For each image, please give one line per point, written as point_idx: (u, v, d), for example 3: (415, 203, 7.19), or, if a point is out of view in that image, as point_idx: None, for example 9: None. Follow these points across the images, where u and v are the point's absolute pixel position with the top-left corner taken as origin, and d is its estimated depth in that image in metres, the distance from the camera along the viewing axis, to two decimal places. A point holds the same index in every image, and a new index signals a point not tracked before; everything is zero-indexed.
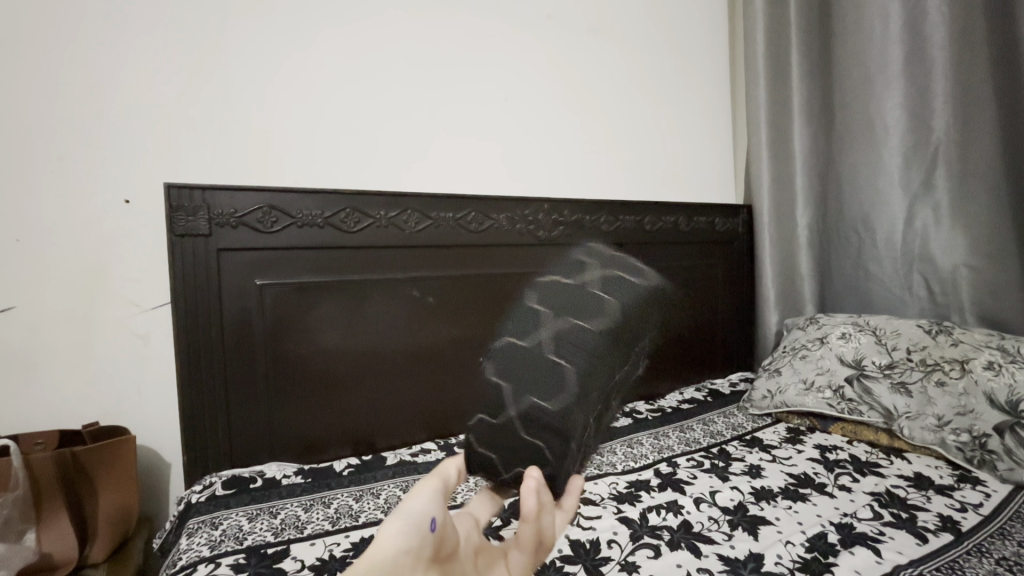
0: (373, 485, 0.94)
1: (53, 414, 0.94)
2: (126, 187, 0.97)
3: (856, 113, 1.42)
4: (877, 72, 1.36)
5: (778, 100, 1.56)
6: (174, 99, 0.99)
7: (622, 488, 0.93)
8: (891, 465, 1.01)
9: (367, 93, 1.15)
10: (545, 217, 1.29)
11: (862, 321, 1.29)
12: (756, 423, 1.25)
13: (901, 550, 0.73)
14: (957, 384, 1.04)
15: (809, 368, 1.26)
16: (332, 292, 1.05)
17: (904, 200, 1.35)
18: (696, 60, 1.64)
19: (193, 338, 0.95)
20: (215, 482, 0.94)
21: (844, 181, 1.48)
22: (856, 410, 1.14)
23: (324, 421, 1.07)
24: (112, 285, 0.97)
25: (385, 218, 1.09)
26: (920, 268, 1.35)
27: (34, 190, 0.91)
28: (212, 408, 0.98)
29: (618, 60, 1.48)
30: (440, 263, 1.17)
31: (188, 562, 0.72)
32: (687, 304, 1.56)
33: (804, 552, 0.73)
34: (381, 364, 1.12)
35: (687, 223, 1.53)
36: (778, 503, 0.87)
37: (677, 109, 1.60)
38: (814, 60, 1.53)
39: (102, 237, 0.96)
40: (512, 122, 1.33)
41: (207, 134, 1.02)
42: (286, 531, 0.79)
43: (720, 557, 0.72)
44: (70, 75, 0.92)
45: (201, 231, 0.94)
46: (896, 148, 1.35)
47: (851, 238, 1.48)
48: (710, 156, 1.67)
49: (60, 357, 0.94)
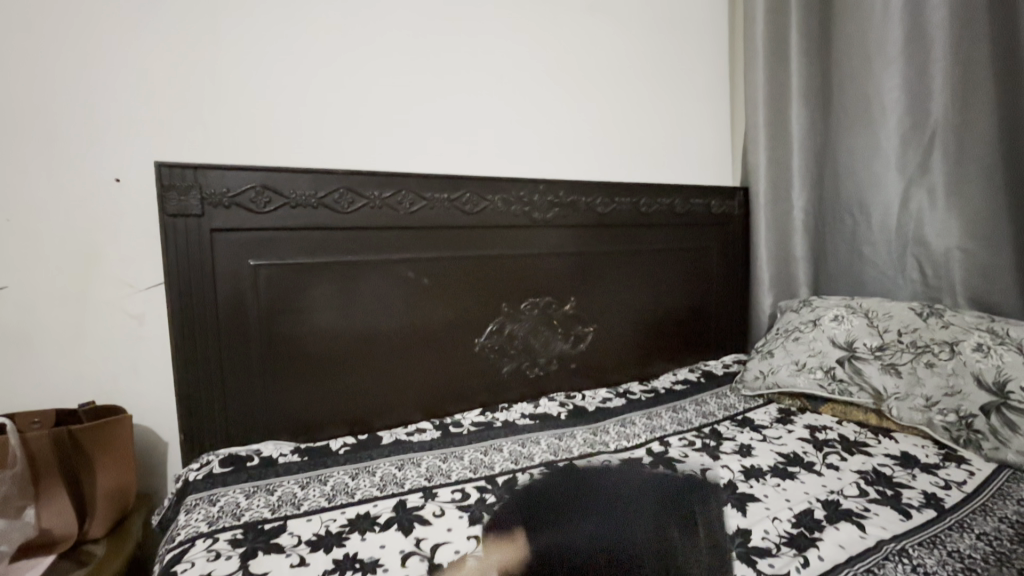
0: (369, 463, 0.96)
1: (48, 393, 0.95)
2: (117, 165, 0.96)
3: (855, 94, 1.41)
4: (877, 53, 1.35)
5: (778, 80, 1.53)
6: (163, 75, 0.97)
7: (614, 466, 0.95)
8: (879, 445, 1.02)
9: (361, 70, 1.13)
10: (540, 198, 1.28)
11: (854, 303, 1.29)
12: (748, 404, 1.27)
13: (884, 526, 0.75)
14: (946, 365, 1.06)
15: (802, 349, 1.27)
16: (326, 273, 1.05)
17: (900, 182, 1.35)
18: (696, 38, 1.61)
19: (188, 318, 0.96)
20: (212, 461, 0.95)
21: (840, 163, 1.47)
22: (846, 391, 1.16)
23: (320, 401, 1.08)
24: (106, 264, 0.96)
25: (379, 199, 1.09)
26: (913, 251, 1.35)
27: (24, 168, 0.90)
28: (210, 387, 0.98)
29: (617, 37, 1.46)
30: (435, 243, 1.16)
31: (186, 537, 0.73)
32: (682, 286, 1.56)
33: (790, 527, 0.75)
34: (377, 344, 1.12)
35: (683, 206, 1.53)
36: (767, 481, 0.89)
37: (676, 88, 1.58)
38: (814, 39, 1.51)
39: (94, 217, 0.95)
40: (509, 102, 1.31)
41: (197, 111, 1.00)
42: (283, 507, 0.80)
43: (708, 532, 0.74)
44: (58, 50, 0.91)
45: (194, 211, 0.93)
46: (894, 131, 1.35)
47: (846, 220, 1.48)
48: (708, 137, 1.66)
49: (54, 337, 0.94)
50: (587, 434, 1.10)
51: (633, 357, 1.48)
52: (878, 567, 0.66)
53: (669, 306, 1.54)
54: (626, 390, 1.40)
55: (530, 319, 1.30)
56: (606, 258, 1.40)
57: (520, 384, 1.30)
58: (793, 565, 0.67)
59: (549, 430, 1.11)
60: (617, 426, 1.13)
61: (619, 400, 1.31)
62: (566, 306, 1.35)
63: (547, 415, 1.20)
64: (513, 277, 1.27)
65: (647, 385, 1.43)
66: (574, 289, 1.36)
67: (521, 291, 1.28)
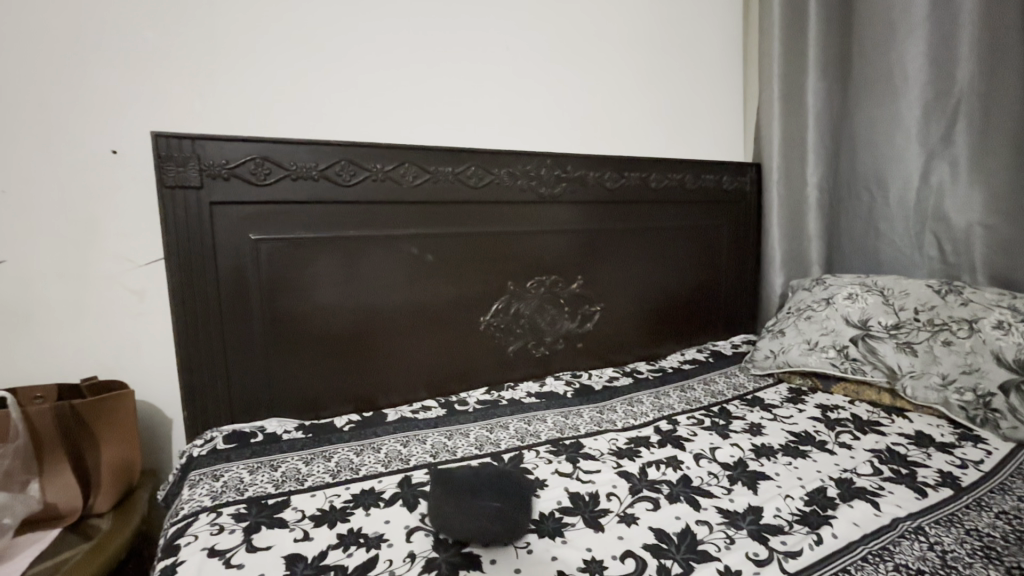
0: (373, 440, 0.95)
1: (50, 369, 0.94)
2: (112, 137, 0.93)
3: (875, 64, 1.36)
4: (899, 20, 1.29)
5: (795, 50, 1.48)
6: (157, 43, 0.94)
7: (622, 444, 0.93)
8: (892, 424, 1.00)
9: (362, 38, 1.09)
10: (547, 173, 1.25)
11: (870, 281, 1.25)
12: (758, 384, 1.24)
13: (900, 504, 0.73)
14: (964, 343, 1.03)
15: (814, 329, 1.24)
16: (328, 248, 1.03)
17: (920, 156, 1.30)
18: (708, 8, 1.55)
19: (189, 294, 0.94)
20: (215, 437, 0.94)
21: (857, 138, 1.42)
22: (860, 370, 1.14)
23: (324, 378, 1.07)
24: (104, 239, 0.95)
25: (382, 172, 1.06)
26: (932, 228, 1.31)
27: (16, 139, 0.87)
28: (213, 363, 0.97)
29: (625, 6, 1.40)
30: (439, 219, 1.14)
31: (189, 511, 0.73)
32: (691, 265, 1.53)
33: (803, 505, 0.74)
34: (381, 321, 1.11)
35: (694, 182, 1.49)
36: (778, 459, 0.87)
37: (684, 60, 1.52)
38: (833, 7, 1.45)
39: (90, 190, 0.93)
40: (514, 73, 1.27)
41: (194, 82, 0.97)
42: (287, 483, 0.79)
43: (719, 510, 0.73)
44: (44, 13, 0.87)
45: (193, 182, 0.91)
46: (915, 103, 1.30)
47: (863, 196, 1.43)
48: (719, 110, 1.61)
49: (54, 313, 0.93)
50: (593, 412, 1.08)
51: (641, 337, 1.46)
52: (894, 545, 0.64)
53: (677, 285, 1.51)
54: (633, 369, 1.38)
55: (536, 297, 1.28)
56: (614, 236, 1.37)
57: (526, 363, 1.29)
58: (806, 542, 0.65)
59: (556, 409, 1.09)
60: (625, 405, 1.12)
61: (626, 379, 1.29)
62: (573, 284, 1.33)
63: (553, 393, 1.18)
64: (518, 254, 1.24)
65: (654, 365, 1.41)
66: (581, 267, 1.33)
67: (527, 269, 1.26)
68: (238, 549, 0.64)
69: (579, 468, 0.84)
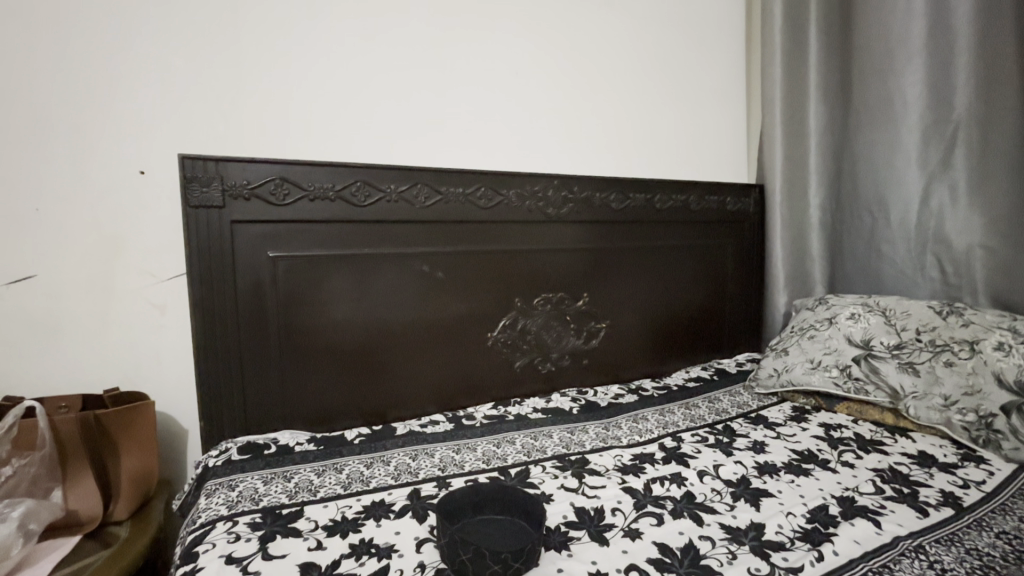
0: (383, 453, 0.97)
1: (73, 379, 0.97)
2: (140, 158, 0.98)
3: (874, 89, 1.39)
4: (898, 48, 1.33)
5: (796, 75, 1.52)
6: (185, 71, 0.99)
7: (627, 460, 0.95)
8: (895, 444, 1.01)
9: (378, 65, 1.14)
10: (554, 194, 1.28)
11: (872, 301, 1.27)
12: (762, 402, 1.25)
13: (901, 523, 0.74)
14: (966, 364, 1.05)
15: (817, 348, 1.26)
16: (342, 265, 1.07)
17: (920, 179, 1.33)
18: (711, 35, 1.60)
19: (208, 308, 0.98)
20: (230, 448, 0.97)
21: (859, 160, 1.45)
22: (862, 389, 1.15)
23: (335, 391, 1.09)
24: (130, 255, 0.99)
25: (396, 192, 1.10)
26: (933, 249, 1.33)
27: (51, 160, 0.92)
28: (228, 376, 1.00)
29: (628, 35, 1.45)
30: (449, 238, 1.17)
31: (206, 520, 0.75)
32: (696, 283, 1.55)
33: (805, 523, 0.75)
34: (391, 336, 1.14)
35: (698, 203, 1.52)
36: (781, 477, 0.89)
37: (688, 85, 1.57)
38: (833, 34, 1.49)
39: (118, 209, 0.97)
40: (523, 98, 1.31)
41: (219, 106, 1.02)
42: (300, 493, 0.82)
43: (722, 526, 0.74)
44: (81, 43, 0.92)
45: (215, 202, 0.95)
46: (915, 127, 1.33)
47: (865, 218, 1.46)
48: (723, 133, 1.65)
49: (80, 325, 0.97)
50: (599, 428, 1.10)
51: (645, 354, 1.48)
52: (894, 563, 0.66)
53: (682, 304, 1.53)
54: (638, 387, 1.39)
55: (542, 314, 1.31)
56: (619, 255, 1.40)
57: (532, 379, 1.31)
58: (807, 559, 0.66)
59: (561, 425, 1.11)
60: (629, 422, 1.13)
61: (631, 397, 1.31)
62: (579, 302, 1.35)
63: (559, 409, 1.20)
64: (525, 273, 1.27)
65: (659, 382, 1.43)
66: (586, 285, 1.36)
67: (534, 286, 1.29)
68: (254, 557, 0.66)
69: (584, 484, 0.86)
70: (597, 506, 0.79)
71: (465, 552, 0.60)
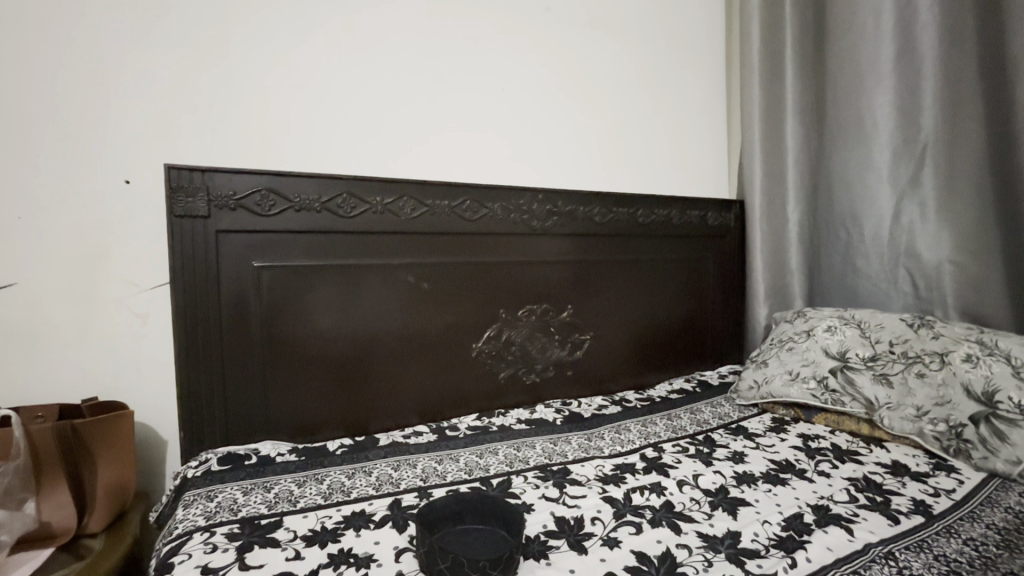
0: (365, 464, 0.97)
1: (49, 389, 0.96)
2: (127, 167, 0.98)
3: (848, 108, 1.44)
4: (868, 70, 1.39)
5: (774, 95, 1.57)
6: (175, 82, 1.01)
7: (608, 470, 0.96)
8: (870, 454, 1.04)
9: (370, 80, 1.17)
10: (539, 207, 1.31)
11: (847, 314, 1.30)
12: (742, 413, 1.27)
13: (872, 530, 0.76)
14: (936, 375, 1.08)
15: (795, 360, 1.28)
16: (328, 276, 1.07)
17: (892, 196, 1.38)
18: (694, 54, 1.65)
19: (191, 318, 0.97)
20: (210, 459, 0.96)
21: (834, 177, 1.50)
22: (838, 400, 1.17)
23: (318, 401, 1.09)
24: (114, 263, 0.99)
25: (382, 204, 1.11)
26: (905, 264, 1.37)
27: (35, 168, 0.93)
28: (210, 386, 1.00)
29: (616, 54, 1.50)
30: (435, 249, 1.19)
31: (183, 530, 0.74)
32: (678, 295, 1.58)
33: (780, 530, 0.76)
34: (376, 347, 1.14)
35: (680, 217, 1.55)
36: (759, 487, 0.90)
37: (671, 100, 1.61)
38: (809, 56, 1.55)
39: (102, 217, 0.97)
40: (510, 113, 1.35)
41: (206, 117, 1.03)
42: (279, 504, 0.81)
43: (698, 534, 0.75)
44: (70, 53, 0.94)
45: (201, 212, 0.96)
46: (885, 146, 1.38)
47: (840, 232, 1.50)
48: (705, 149, 1.69)
49: (59, 333, 0.96)
50: (582, 439, 1.11)
51: (630, 366, 1.50)
52: (864, 569, 0.67)
53: (665, 316, 1.55)
54: (622, 398, 1.41)
55: (527, 325, 1.32)
56: (603, 267, 1.42)
57: (516, 390, 1.32)
58: (780, 565, 0.68)
59: (543, 436, 1.12)
60: (612, 433, 1.14)
61: (614, 408, 1.32)
62: (563, 313, 1.37)
63: (542, 421, 1.21)
64: (511, 284, 1.29)
65: (642, 393, 1.44)
66: (571, 297, 1.38)
67: (519, 298, 1.30)
68: (230, 567, 0.66)
69: (564, 494, 0.87)
70: (576, 516, 0.80)
71: (443, 561, 0.60)
